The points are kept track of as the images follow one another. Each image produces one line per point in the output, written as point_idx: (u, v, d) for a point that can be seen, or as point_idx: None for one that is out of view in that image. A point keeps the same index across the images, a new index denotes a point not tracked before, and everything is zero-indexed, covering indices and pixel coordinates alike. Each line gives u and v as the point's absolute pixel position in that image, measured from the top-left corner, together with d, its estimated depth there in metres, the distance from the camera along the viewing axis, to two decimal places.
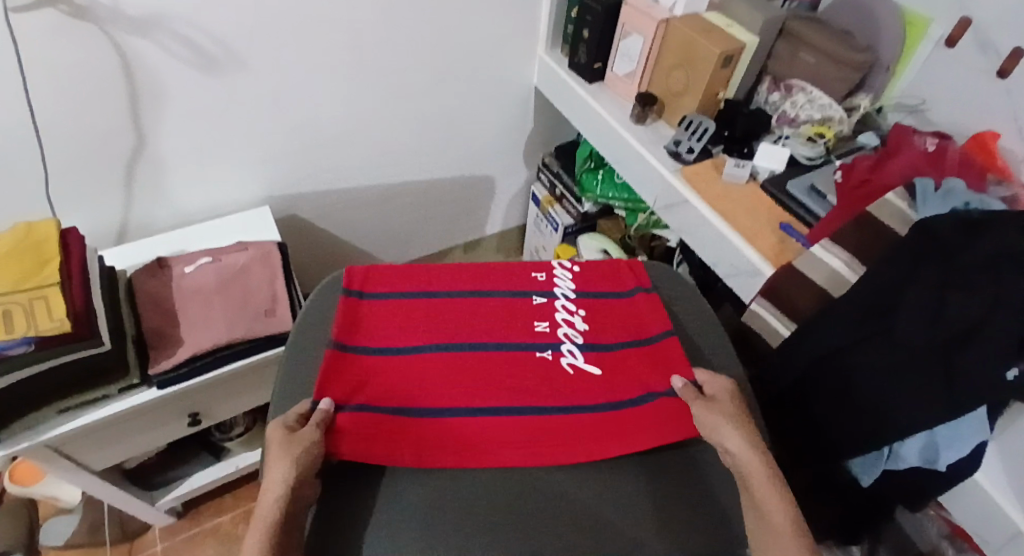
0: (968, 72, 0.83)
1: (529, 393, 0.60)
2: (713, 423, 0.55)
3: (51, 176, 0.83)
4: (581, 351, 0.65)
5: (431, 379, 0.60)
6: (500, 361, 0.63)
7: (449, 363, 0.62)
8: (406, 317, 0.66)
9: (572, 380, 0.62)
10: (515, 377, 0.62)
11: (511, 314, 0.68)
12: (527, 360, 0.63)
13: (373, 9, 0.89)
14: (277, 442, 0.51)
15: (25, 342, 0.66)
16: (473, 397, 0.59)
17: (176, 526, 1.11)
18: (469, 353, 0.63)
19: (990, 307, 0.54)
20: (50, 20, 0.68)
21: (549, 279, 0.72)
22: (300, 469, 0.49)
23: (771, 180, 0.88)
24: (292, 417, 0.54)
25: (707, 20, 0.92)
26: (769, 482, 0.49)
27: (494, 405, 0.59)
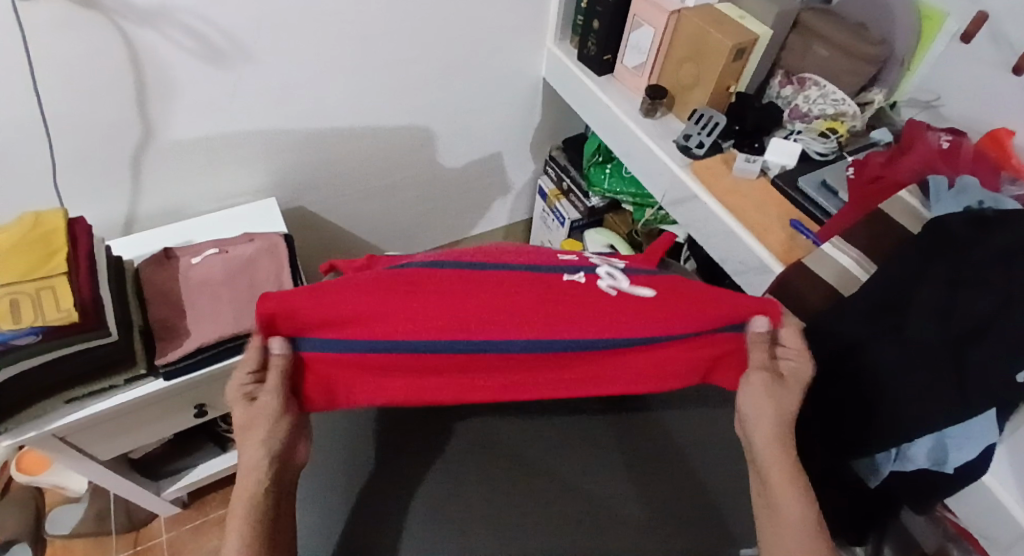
0: (984, 68, 0.82)
1: (543, 312, 0.48)
2: (754, 403, 0.49)
3: (58, 168, 0.83)
4: (620, 272, 0.55)
5: (415, 307, 0.46)
6: (531, 290, 0.50)
7: (439, 310, 0.46)
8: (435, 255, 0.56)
9: (601, 301, 0.50)
10: (523, 302, 0.48)
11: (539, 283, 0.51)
12: (557, 286, 0.52)
13: (381, 1, 0.88)
14: (241, 413, 0.44)
15: (32, 333, 0.67)
16: (471, 319, 0.47)
17: (182, 515, 1.12)
18: (470, 289, 0.48)
19: (999, 305, 0.54)
20: (57, 12, 0.68)
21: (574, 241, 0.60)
22: (274, 448, 0.44)
23: (781, 175, 0.87)
24: (246, 375, 0.45)
25: (719, 12, 0.91)
26: (791, 481, 0.46)
27: (489, 340, 0.47)
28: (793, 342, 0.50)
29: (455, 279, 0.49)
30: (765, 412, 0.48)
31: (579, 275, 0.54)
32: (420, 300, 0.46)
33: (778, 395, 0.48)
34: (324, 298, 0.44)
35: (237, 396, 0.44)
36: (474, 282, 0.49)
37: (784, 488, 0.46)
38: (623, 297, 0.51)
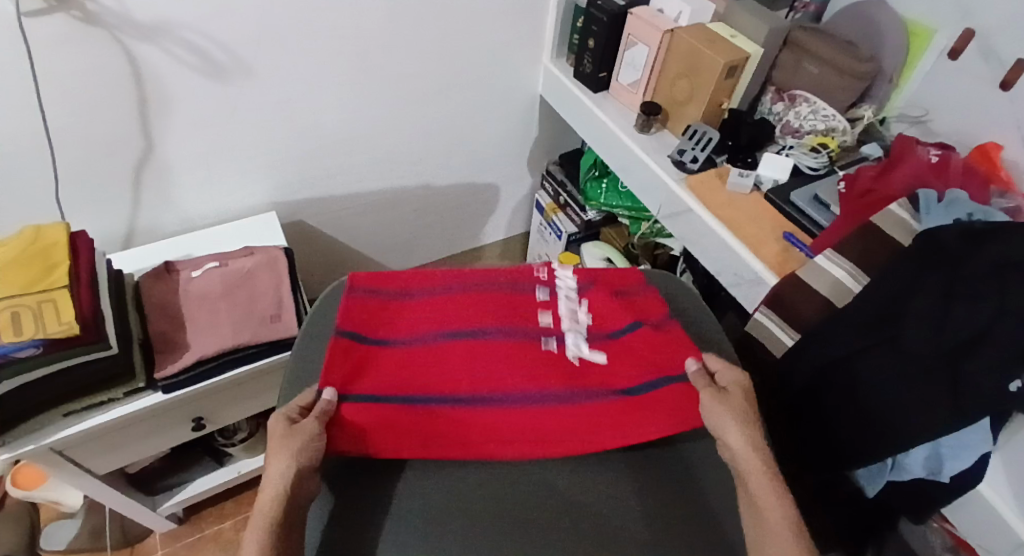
0: (971, 84, 0.84)
1: (547, 417, 0.57)
2: (716, 415, 0.54)
3: (60, 182, 0.84)
4: (585, 337, 0.64)
5: (460, 357, 0.61)
6: (498, 347, 0.61)
7: (460, 367, 0.60)
8: (408, 362, 0.60)
9: (582, 402, 0.58)
10: (517, 425, 0.57)
11: (523, 355, 0.61)
12: (538, 355, 0.62)
13: (380, 19, 0.91)
14: (278, 433, 0.50)
15: (33, 345, 0.67)
16: (462, 385, 0.58)
17: (178, 531, 1.11)
18: (471, 356, 0.61)
19: (993, 318, 0.54)
20: (63, 28, 0.69)
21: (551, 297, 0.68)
22: (301, 468, 0.48)
23: (774, 189, 0.88)
24: (293, 410, 0.53)
25: (711, 30, 0.93)
26: (762, 469, 0.50)
27: (503, 454, 0.56)
28: (729, 378, 0.58)
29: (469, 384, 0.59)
30: (723, 423, 0.53)
31: (553, 344, 0.63)
32: (448, 361, 0.60)
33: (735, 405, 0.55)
34: (382, 409, 0.55)
35: (279, 421, 0.51)
36: (462, 351, 0.61)
37: (765, 489, 0.49)
38: (588, 378, 0.60)
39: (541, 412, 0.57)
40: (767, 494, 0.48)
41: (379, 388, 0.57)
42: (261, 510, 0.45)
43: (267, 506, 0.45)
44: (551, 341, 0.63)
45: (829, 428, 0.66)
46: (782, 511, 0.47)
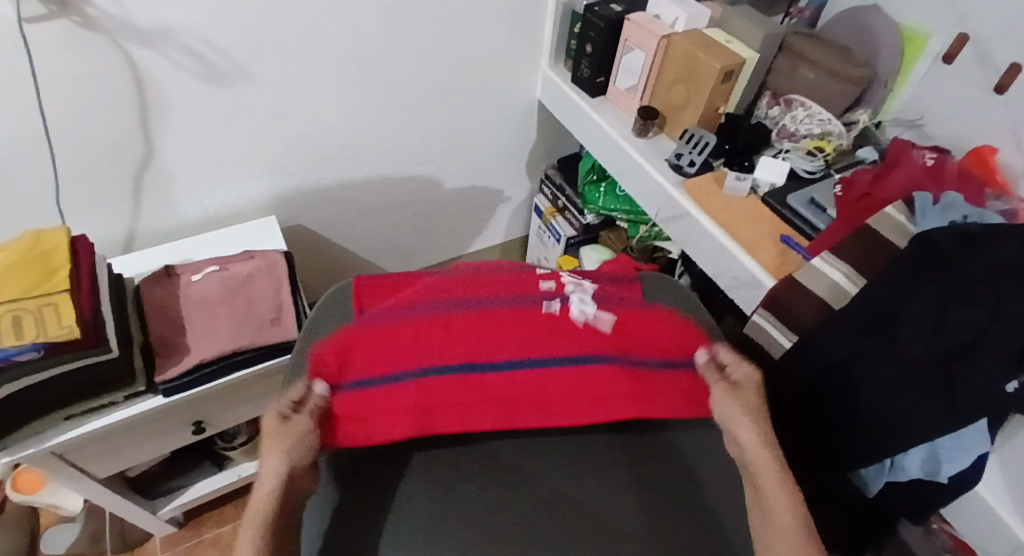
0: (966, 88, 0.84)
1: (522, 345, 0.54)
2: (723, 410, 0.53)
3: (60, 186, 0.85)
4: (590, 297, 0.57)
5: (454, 287, 0.57)
6: (503, 317, 0.54)
7: (450, 320, 0.54)
8: (389, 286, 0.59)
9: (560, 334, 0.54)
10: (512, 335, 0.54)
11: (515, 273, 0.60)
12: (525, 274, 0.61)
13: (379, 24, 0.91)
14: (272, 428, 0.48)
15: (33, 348, 0.67)
16: (458, 293, 0.56)
17: (177, 535, 1.10)
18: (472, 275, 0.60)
19: (989, 321, 0.55)
20: (64, 33, 0.70)
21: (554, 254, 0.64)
22: (295, 464, 0.46)
23: (772, 193, 0.89)
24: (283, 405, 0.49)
25: (707, 35, 0.94)
26: (775, 471, 0.48)
27: (492, 361, 0.53)
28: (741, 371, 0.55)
29: (450, 315, 0.54)
30: (736, 419, 0.52)
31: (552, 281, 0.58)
32: (447, 282, 0.58)
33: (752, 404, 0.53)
34: (370, 331, 0.53)
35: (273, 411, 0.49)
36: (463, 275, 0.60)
37: (773, 490, 0.47)
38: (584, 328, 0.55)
39: (519, 375, 0.53)
40: (776, 495, 0.47)
41: (375, 288, 0.59)
42: (260, 504, 0.44)
43: (265, 500, 0.44)
44: (553, 303, 0.56)
45: (826, 430, 0.66)
46: (783, 502, 0.46)
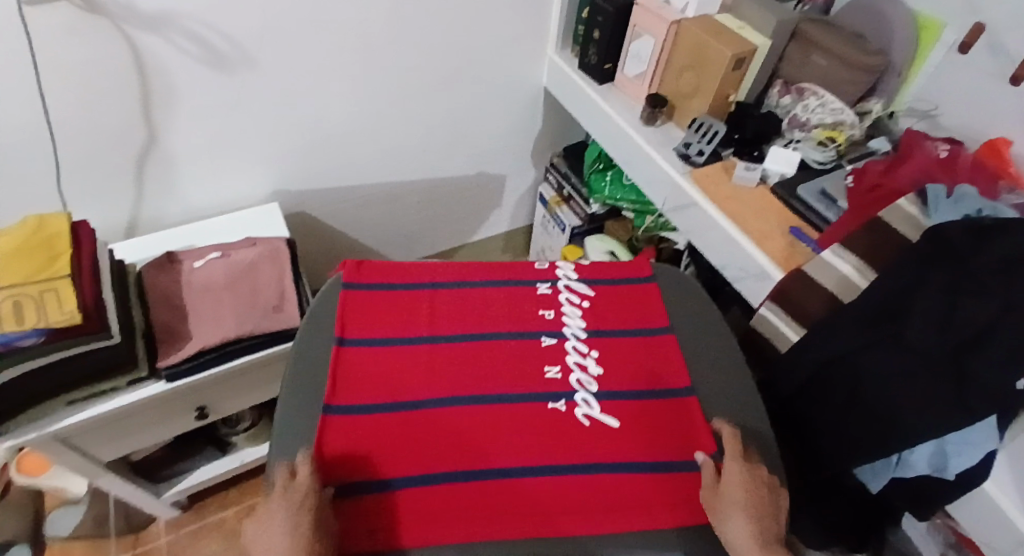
0: (982, 78, 0.82)
1: (531, 447, 0.57)
2: (723, 521, 0.50)
3: (62, 171, 0.84)
4: (594, 398, 0.62)
5: (453, 383, 0.61)
6: (510, 415, 0.59)
7: (450, 419, 0.58)
8: (381, 363, 0.63)
9: (573, 435, 0.58)
10: (520, 434, 0.57)
11: (519, 356, 0.65)
12: (532, 350, 0.65)
13: (383, 9, 0.90)
14: (275, 498, 0.49)
15: (35, 334, 0.67)
16: (459, 389, 0.61)
17: (181, 519, 1.11)
18: (472, 358, 0.64)
19: (998, 315, 0.54)
20: (65, 18, 0.69)
21: (557, 316, 0.69)
22: (296, 516, 0.46)
23: (781, 183, 0.88)
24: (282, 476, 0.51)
25: (718, 22, 0.92)
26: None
27: (497, 467, 0.55)
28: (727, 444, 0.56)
29: (454, 413, 0.59)
30: (726, 514, 0.50)
31: (557, 368, 0.64)
32: (443, 373, 0.62)
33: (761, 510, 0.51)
34: (364, 426, 0.57)
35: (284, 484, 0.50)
36: (456, 357, 0.64)
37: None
38: (594, 430, 0.59)
39: (536, 480, 0.54)
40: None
41: (366, 362, 0.62)
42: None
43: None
44: (559, 400, 0.61)
45: (836, 427, 0.65)
46: None
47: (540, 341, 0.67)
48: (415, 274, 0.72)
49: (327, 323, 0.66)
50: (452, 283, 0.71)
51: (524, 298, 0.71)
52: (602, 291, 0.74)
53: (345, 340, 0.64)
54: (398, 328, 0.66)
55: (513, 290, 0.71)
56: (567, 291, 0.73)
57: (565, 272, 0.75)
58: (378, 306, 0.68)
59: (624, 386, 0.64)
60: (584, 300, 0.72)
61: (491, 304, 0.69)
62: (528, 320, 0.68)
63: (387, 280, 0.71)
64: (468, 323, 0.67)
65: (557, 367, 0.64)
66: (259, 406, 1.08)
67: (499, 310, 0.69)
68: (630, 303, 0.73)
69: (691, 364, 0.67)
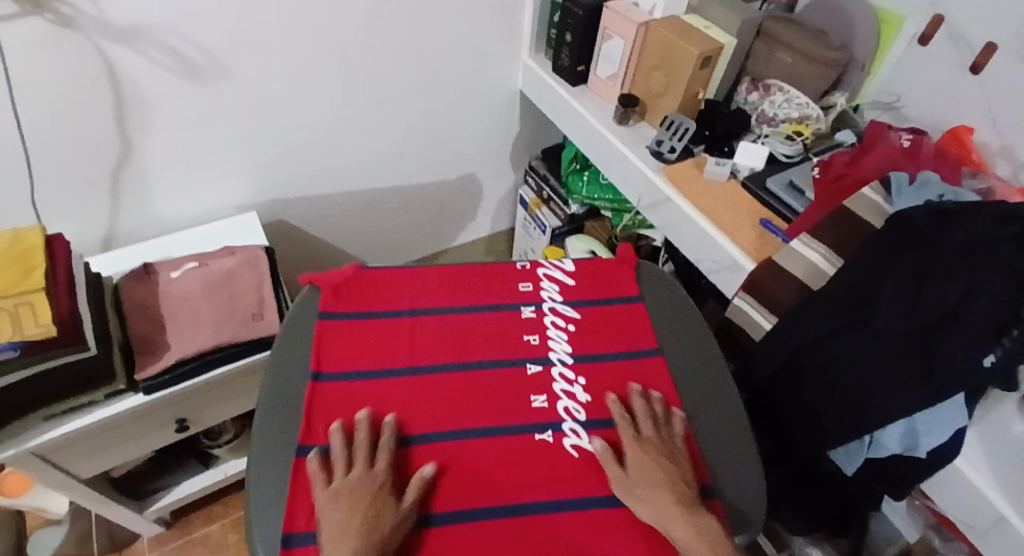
0: (941, 68, 0.85)
1: (520, 482, 0.56)
2: (631, 493, 0.54)
3: (36, 185, 0.83)
4: (582, 427, 0.62)
5: (439, 416, 0.61)
6: (495, 448, 0.59)
7: (434, 455, 0.58)
8: (359, 396, 0.62)
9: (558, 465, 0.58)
10: (506, 468, 0.57)
11: (505, 384, 0.65)
12: (518, 378, 0.65)
13: (357, 18, 0.91)
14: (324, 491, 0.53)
15: (10, 347, 0.66)
16: (443, 423, 0.60)
17: (165, 535, 1.10)
18: (457, 388, 0.64)
19: (964, 296, 0.55)
20: (40, 32, 0.69)
21: (543, 341, 0.70)
22: (360, 506, 0.50)
23: (751, 177, 0.89)
24: (316, 468, 0.55)
25: (685, 22, 0.94)
26: (704, 528, 0.51)
27: (483, 505, 0.54)
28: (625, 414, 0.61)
29: (438, 450, 0.58)
30: (649, 485, 0.54)
31: (544, 398, 0.64)
32: (426, 405, 0.62)
33: (639, 467, 0.56)
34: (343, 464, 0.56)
35: (379, 474, 0.54)
36: (439, 388, 0.63)
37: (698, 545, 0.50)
38: (584, 460, 0.58)
39: (526, 518, 0.54)
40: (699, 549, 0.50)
41: (344, 396, 0.62)
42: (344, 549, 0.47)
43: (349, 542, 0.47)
44: (546, 431, 0.61)
45: (814, 420, 0.67)
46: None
47: (525, 368, 0.66)
48: (395, 301, 0.72)
49: (301, 361, 0.65)
50: (433, 310, 0.71)
51: (506, 322, 0.71)
52: (586, 313, 0.73)
53: (322, 374, 0.63)
54: (375, 359, 0.66)
55: (497, 315, 0.72)
56: (552, 314, 0.73)
57: (549, 294, 0.75)
58: (358, 334, 0.68)
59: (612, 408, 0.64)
60: (569, 323, 0.72)
61: (473, 330, 0.69)
62: (512, 345, 0.69)
63: (365, 309, 0.71)
64: (452, 353, 0.67)
65: (542, 397, 0.64)
66: (242, 418, 1.06)
67: (481, 336, 0.69)
68: (615, 323, 0.73)
69: (681, 388, 0.67)
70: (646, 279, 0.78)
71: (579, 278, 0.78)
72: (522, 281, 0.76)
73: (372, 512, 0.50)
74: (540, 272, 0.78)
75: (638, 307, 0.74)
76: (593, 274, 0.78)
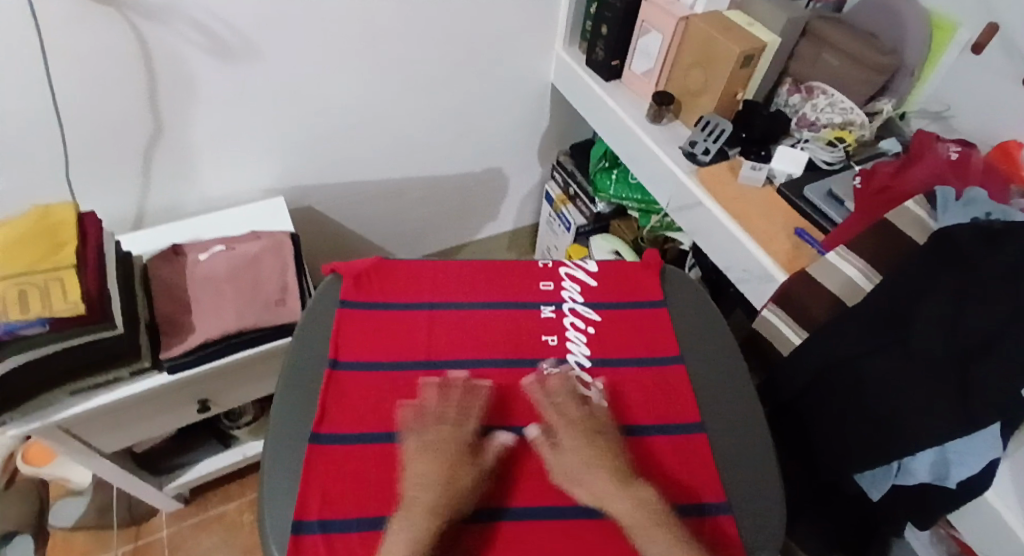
0: (996, 77, 0.81)
1: (532, 486, 0.55)
2: (569, 477, 0.54)
3: (70, 161, 0.85)
4: None
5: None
6: (509, 450, 0.58)
7: None
8: (374, 388, 0.62)
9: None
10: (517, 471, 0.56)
11: (521, 385, 0.63)
12: (534, 379, 0.64)
13: (390, 5, 0.90)
14: (412, 446, 0.56)
15: (40, 323, 0.68)
16: None
17: (183, 512, 1.12)
18: (472, 385, 0.63)
19: (1009, 318, 0.52)
20: (73, 7, 0.69)
21: (561, 342, 0.68)
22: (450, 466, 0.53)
23: (788, 184, 0.86)
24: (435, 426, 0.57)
25: (727, 19, 0.91)
26: (647, 509, 0.51)
27: (495, 507, 0.53)
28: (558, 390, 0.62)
29: None
30: (585, 467, 0.54)
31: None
32: None
33: (571, 450, 0.56)
34: (356, 457, 0.56)
35: (463, 434, 0.57)
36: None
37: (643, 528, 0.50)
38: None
39: (538, 523, 0.53)
40: (644, 531, 0.50)
41: (358, 386, 0.62)
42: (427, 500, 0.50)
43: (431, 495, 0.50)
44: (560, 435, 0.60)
45: (838, 439, 0.65)
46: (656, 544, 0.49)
47: (543, 370, 0.65)
48: (414, 293, 0.71)
49: (319, 350, 0.65)
50: (451, 305, 0.70)
51: (525, 321, 0.70)
52: (609, 316, 0.72)
53: (339, 363, 0.63)
54: (392, 351, 0.65)
55: (516, 314, 0.70)
56: (572, 315, 0.71)
57: (570, 294, 0.74)
58: (378, 325, 0.68)
59: (634, 420, 0.62)
60: (589, 325, 0.71)
61: (492, 327, 0.69)
62: (530, 345, 0.68)
63: (385, 300, 0.70)
64: (470, 350, 0.66)
65: None
66: (261, 400, 1.08)
67: (500, 334, 0.68)
68: (637, 327, 0.71)
69: (702, 400, 0.65)
70: (672, 283, 0.77)
71: (603, 279, 0.76)
72: (543, 280, 0.75)
73: (454, 470, 0.53)
74: (562, 271, 0.76)
75: (663, 312, 0.73)
76: (618, 277, 0.76)
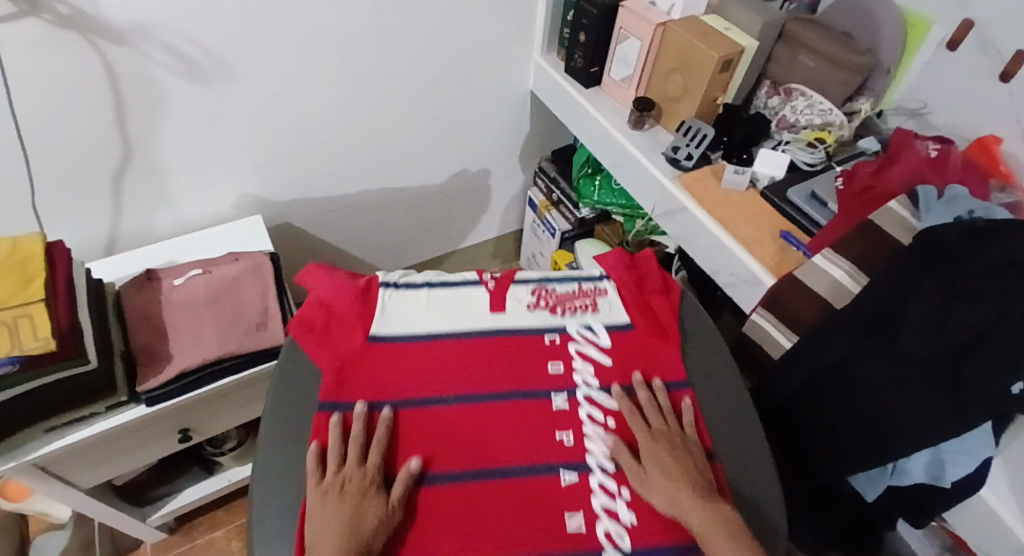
0: (970, 76, 0.82)
1: None
2: (650, 490, 0.56)
3: (36, 189, 0.81)
4: None
5: (464, 534, 0.53)
6: None
7: None
8: None
9: None
10: None
11: (538, 500, 0.56)
12: (550, 490, 0.57)
13: (365, 16, 0.88)
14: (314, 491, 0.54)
15: (9, 362, 0.64)
16: (462, 541, 0.52)
17: (169, 541, 1.09)
18: (478, 508, 0.55)
19: (995, 319, 0.53)
20: (35, 33, 0.66)
21: (578, 442, 0.61)
22: (349, 499, 0.52)
23: (771, 187, 0.87)
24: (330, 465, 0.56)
25: (705, 24, 0.91)
26: (720, 529, 0.52)
27: None
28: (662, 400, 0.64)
29: None
30: (657, 485, 0.56)
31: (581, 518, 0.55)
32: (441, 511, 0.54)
33: (654, 471, 0.57)
34: None
35: (371, 471, 0.55)
36: (457, 502, 0.55)
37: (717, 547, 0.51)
38: None
39: None
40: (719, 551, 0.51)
41: None
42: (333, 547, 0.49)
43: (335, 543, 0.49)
44: None
45: (834, 451, 0.66)
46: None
47: (560, 479, 0.58)
48: (405, 370, 0.64)
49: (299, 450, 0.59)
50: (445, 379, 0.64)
51: (538, 418, 0.62)
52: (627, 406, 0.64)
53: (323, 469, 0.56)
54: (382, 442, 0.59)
55: (525, 406, 0.63)
56: (588, 405, 0.64)
57: (583, 378, 0.66)
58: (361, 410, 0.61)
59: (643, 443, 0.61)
60: (608, 419, 0.63)
61: (501, 427, 0.61)
62: (542, 447, 0.60)
63: (374, 379, 0.63)
64: (476, 446, 0.59)
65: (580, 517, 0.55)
66: (246, 425, 1.05)
67: (510, 434, 0.61)
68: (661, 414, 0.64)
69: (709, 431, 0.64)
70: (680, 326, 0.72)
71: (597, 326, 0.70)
72: (552, 360, 0.67)
73: (362, 506, 0.52)
74: (573, 349, 0.68)
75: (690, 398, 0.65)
76: (633, 352, 0.69)
